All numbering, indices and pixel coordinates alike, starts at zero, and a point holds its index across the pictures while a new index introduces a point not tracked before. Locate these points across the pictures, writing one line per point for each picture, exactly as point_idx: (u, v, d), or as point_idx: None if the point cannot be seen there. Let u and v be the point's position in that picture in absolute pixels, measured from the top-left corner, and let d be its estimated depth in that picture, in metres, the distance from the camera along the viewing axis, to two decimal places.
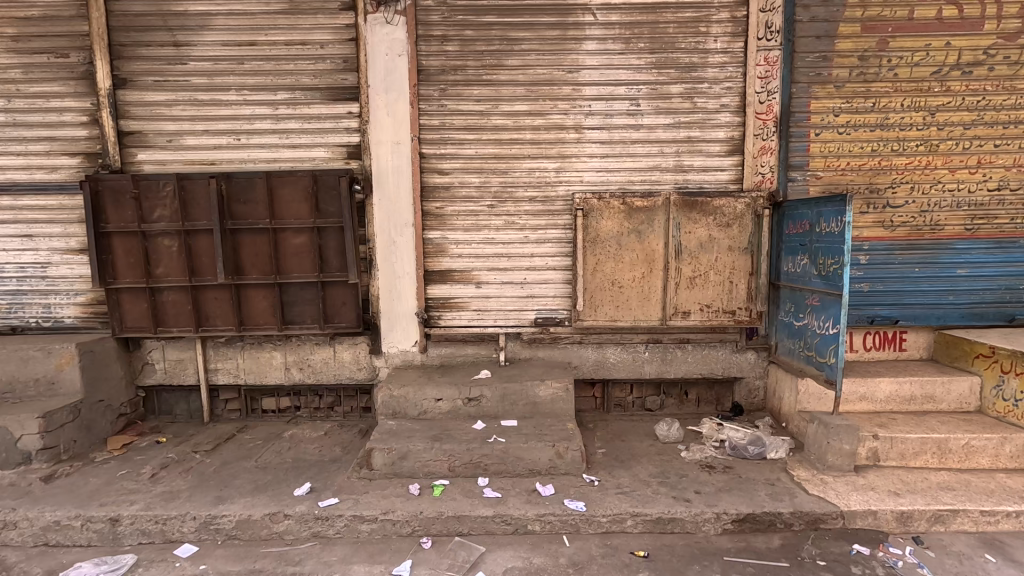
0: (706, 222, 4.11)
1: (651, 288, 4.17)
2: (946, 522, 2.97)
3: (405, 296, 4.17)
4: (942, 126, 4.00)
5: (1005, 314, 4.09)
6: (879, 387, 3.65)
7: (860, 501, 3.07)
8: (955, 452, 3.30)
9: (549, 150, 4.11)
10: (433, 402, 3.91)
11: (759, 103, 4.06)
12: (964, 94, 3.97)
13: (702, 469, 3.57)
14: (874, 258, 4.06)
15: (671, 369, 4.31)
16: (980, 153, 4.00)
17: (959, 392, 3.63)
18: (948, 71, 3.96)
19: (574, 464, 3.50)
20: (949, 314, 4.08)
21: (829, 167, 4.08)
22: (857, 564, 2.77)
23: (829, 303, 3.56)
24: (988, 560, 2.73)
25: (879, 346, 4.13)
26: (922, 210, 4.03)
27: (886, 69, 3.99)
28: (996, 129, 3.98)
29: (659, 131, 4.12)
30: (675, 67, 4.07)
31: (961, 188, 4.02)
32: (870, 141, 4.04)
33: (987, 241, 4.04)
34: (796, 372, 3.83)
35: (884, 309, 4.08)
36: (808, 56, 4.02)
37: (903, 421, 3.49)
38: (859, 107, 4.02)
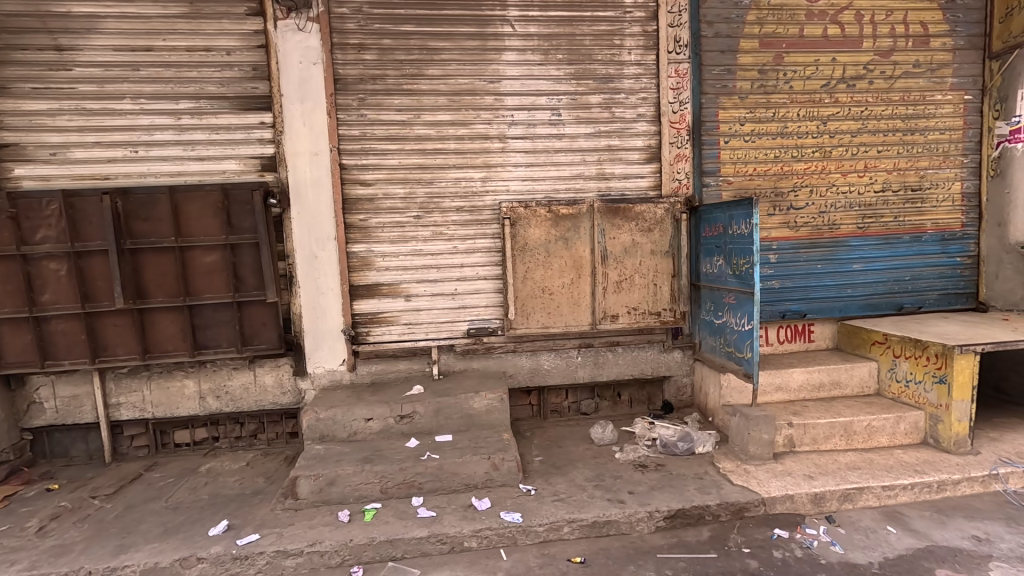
0: (629, 227, 4.17)
1: (580, 293, 4.17)
2: (854, 500, 3.17)
3: (331, 311, 4.04)
4: (833, 134, 4.36)
5: (895, 303, 4.54)
6: (792, 377, 4.01)
7: (779, 487, 3.19)
8: (859, 433, 3.65)
9: (475, 159, 4.06)
10: (362, 422, 3.65)
11: (673, 113, 4.18)
12: (850, 105, 4.35)
13: (635, 469, 3.53)
14: (782, 257, 4.37)
15: (603, 372, 4.33)
16: (867, 158, 4.41)
17: (860, 377, 4.07)
18: (836, 84, 4.32)
19: (510, 475, 3.33)
20: (849, 305, 4.49)
21: (739, 172, 4.29)
22: (778, 547, 2.82)
23: (743, 301, 3.66)
24: (890, 531, 2.93)
25: (790, 339, 4.49)
26: (820, 212, 4.39)
27: (783, 81, 4.28)
28: (879, 137, 4.40)
29: (581, 140, 4.14)
30: (593, 78, 4.11)
31: (851, 190, 4.41)
32: (773, 148, 4.31)
33: (876, 238, 4.47)
34: (719, 367, 4.02)
35: (792, 303, 4.41)
36: (714, 69, 4.20)
37: (815, 408, 3.85)
38: (761, 117, 4.28)
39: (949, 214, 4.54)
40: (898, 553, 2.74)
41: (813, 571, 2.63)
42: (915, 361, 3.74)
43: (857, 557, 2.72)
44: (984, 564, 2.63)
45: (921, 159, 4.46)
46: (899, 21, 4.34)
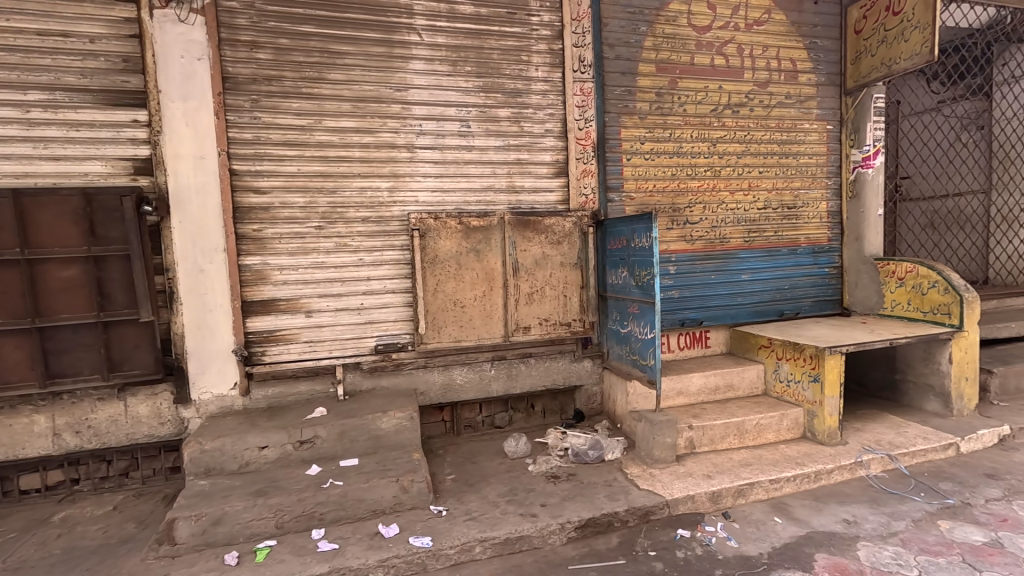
0: (539, 240, 4.22)
1: (492, 305, 4.14)
2: (746, 495, 3.40)
3: (219, 330, 3.67)
4: (722, 155, 4.73)
5: (777, 309, 5.00)
6: (692, 381, 4.25)
7: (681, 488, 3.35)
8: (750, 431, 3.95)
9: (381, 168, 3.91)
10: (256, 451, 3.33)
11: (579, 129, 4.32)
12: (735, 129, 4.76)
13: (548, 481, 3.53)
14: (681, 268, 4.65)
15: (517, 384, 4.32)
16: (750, 178, 4.84)
17: (750, 379, 4.42)
18: (722, 109, 4.71)
19: (420, 497, 3.18)
20: (739, 312, 4.87)
21: (640, 188, 4.52)
22: (681, 547, 2.94)
23: (646, 310, 3.83)
24: (777, 522, 3.17)
25: (688, 346, 4.78)
26: (712, 226, 4.74)
27: (677, 105, 4.58)
28: (760, 159, 4.86)
29: (490, 153, 4.14)
30: (501, 92, 4.14)
31: (739, 207, 4.81)
32: (671, 166, 4.59)
33: (760, 250, 4.91)
34: (626, 374, 4.17)
35: (691, 312, 4.70)
36: (616, 90, 4.41)
37: (711, 410, 4.11)
38: (659, 136, 4.55)
39: (818, 229, 5.10)
40: (783, 542, 2.96)
41: (712, 567, 2.75)
42: (794, 362, 4.13)
43: (749, 549, 2.90)
44: (853, 545, 2.91)
45: (794, 181, 4.98)
46: (773, 57, 4.84)
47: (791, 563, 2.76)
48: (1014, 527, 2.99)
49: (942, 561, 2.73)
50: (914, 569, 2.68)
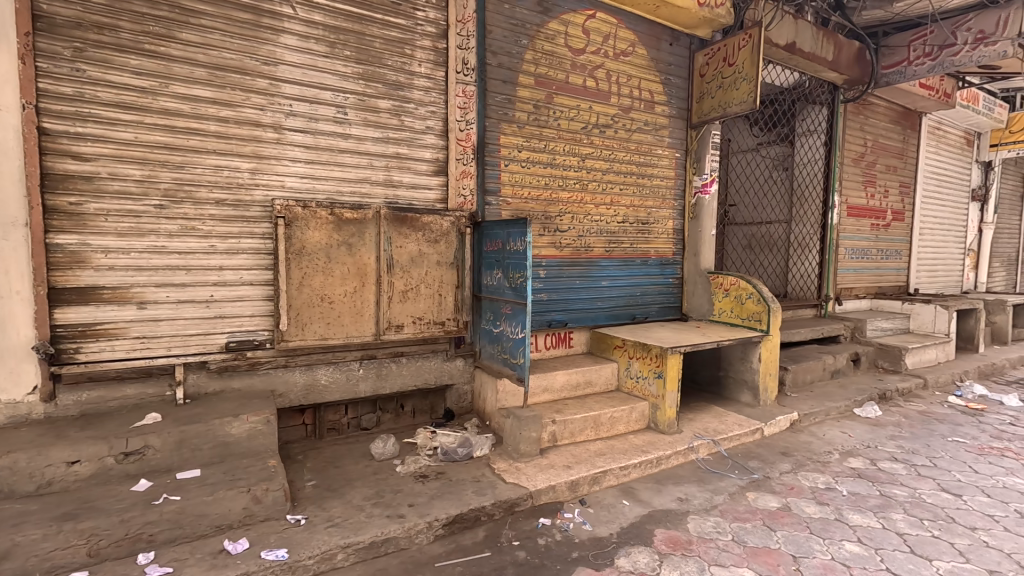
0: (416, 237, 4.17)
1: (363, 303, 3.97)
2: (600, 482, 3.72)
3: (14, 323, 3.01)
4: (590, 171, 5.13)
5: (630, 314, 5.57)
6: (556, 379, 4.53)
7: (544, 479, 3.55)
8: (604, 423, 4.33)
9: (242, 147, 3.53)
10: (64, 467, 2.79)
11: (459, 131, 4.35)
12: (602, 148, 5.19)
13: (416, 481, 3.49)
14: (550, 273, 4.93)
15: (386, 384, 4.20)
16: (612, 194, 5.31)
17: (606, 376, 4.84)
18: (591, 128, 5.11)
19: (276, 507, 2.92)
20: (599, 316, 5.32)
21: (516, 194, 4.70)
22: (542, 534, 3.12)
23: (517, 311, 3.99)
24: (624, 504, 3.52)
25: (553, 345, 5.07)
26: (579, 234, 5.10)
27: (552, 118, 4.86)
28: (621, 177, 5.36)
29: (368, 144, 3.97)
30: (382, 83, 4.01)
31: (602, 220, 5.25)
32: (544, 176, 4.85)
33: (618, 260, 5.42)
34: (496, 373, 4.30)
35: (557, 314, 5.01)
36: (497, 96, 4.55)
37: (572, 405, 4.42)
38: (535, 146, 4.78)
39: (665, 244, 5.78)
40: (629, 521, 3.30)
41: (569, 550, 2.96)
42: (643, 361, 4.63)
43: (601, 531, 3.18)
44: (685, 519, 3.35)
45: (648, 200, 5.59)
46: (635, 87, 5.38)
47: (636, 540, 3.08)
48: (798, 493, 3.70)
49: (749, 526, 3.28)
50: (729, 535, 3.17)
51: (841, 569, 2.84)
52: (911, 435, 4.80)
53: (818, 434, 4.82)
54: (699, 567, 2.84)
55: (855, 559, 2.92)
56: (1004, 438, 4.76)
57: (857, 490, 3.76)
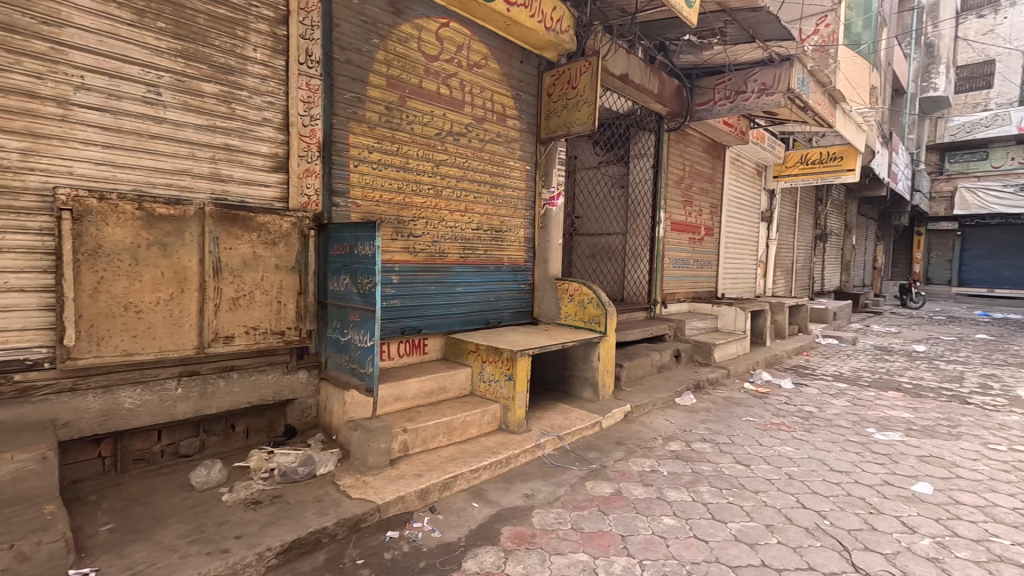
0: (250, 238, 3.77)
1: (182, 312, 3.47)
2: (451, 487, 3.73)
3: None
4: (445, 177, 5.15)
5: (485, 318, 5.71)
6: (409, 387, 4.44)
7: (393, 491, 3.44)
8: (457, 428, 4.37)
9: (10, 121, 2.86)
10: None
11: (302, 125, 4.06)
12: (456, 156, 5.25)
13: (246, 509, 3.14)
14: (403, 279, 4.83)
15: (212, 404, 3.72)
16: (466, 202, 5.39)
17: (459, 381, 4.89)
18: (445, 135, 5.14)
19: (53, 562, 2.39)
20: (454, 321, 5.36)
21: (366, 197, 4.53)
22: (389, 548, 3.02)
23: (365, 318, 3.83)
24: (474, 506, 3.57)
25: (407, 352, 4.97)
26: (433, 240, 5.09)
27: (405, 122, 4.79)
28: (475, 185, 5.47)
29: (189, 130, 3.49)
30: (207, 64, 3.56)
31: (456, 226, 5.30)
32: (397, 179, 4.75)
33: (473, 266, 5.52)
34: (344, 384, 4.07)
35: (410, 320, 4.93)
36: (345, 94, 4.34)
37: (425, 412, 4.37)
38: (387, 149, 4.66)
39: (517, 252, 6.05)
40: (478, 523, 3.35)
41: (416, 560, 2.91)
42: (494, 364, 4.77)
43: (450, 536, 3.19)
44: (530, 513, 3.51)
45: (501, 209, 5.79)
46: (488, 99, 5.54)
47: (483, 541, 3.15)
48: (628, 478, 4.12)
49: (586, 513, 3.56)
50: (568, 524, 3.40)
51: (659, 541, 3.22)
52: (716, 418, 5.66)
53: (647, 422, 5.43)
54: (541, 558, 2.99)
55: (670, 531, 3.34)
56: (780, 414, 5.86)
57: (675, 469, 4.31)
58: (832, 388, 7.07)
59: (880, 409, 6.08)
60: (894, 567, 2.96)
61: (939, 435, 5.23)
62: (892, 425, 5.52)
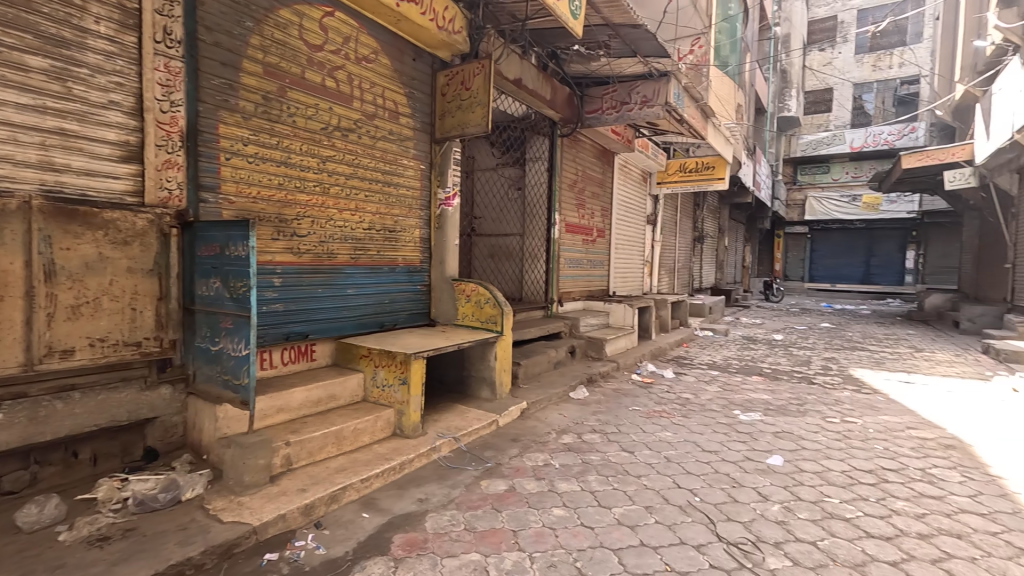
0: (94, 238, 3.31)
1: (2, 324, 2.95)
2: (339, 499, 3.55)
3: None
4: (332, 174, 4.89)
5: (379, 321, 5.53)
6: (293, 397, 4.16)
7: (272, 510, 3.19)
8: (347, 437, 4.17)
9: None
10: None
11: (160, 112, 3.64)
12: (345, 152, 5.01)
13: (89, 547, 2.74)
14: (286, 281, 4.52)
15: (47, 430, 3.16)
16: (357, 200, 5.17)
17: (350, 388, 4.68)
18: (332, 130, 4.88)
19: None
20: (345, 324, 5.13)
21: (241, 193, 4.16)
22: (266, 572, 2.80)
23: (240, 325, 3.52)
24: (364, 517, 3.44)
25: (293, 359, 4.68)
26: (321, 240, 4.82)
27: (286, 114, 4.47)
28: (365, 183, 5.27)
29: (9, 110, 2.97)
30: (32, 34, 3.04)
31: (346, 226, 5.06)
32: (277, 175, 4.42)
33: (364, 267, 5.31)
34: (215, 398, 3.70)
35: (295, 325, 4.62)
36: (213, 79, 3.95)
37: (311, 423, 4.12)
38: (265, 142, 4.32)
39: (413, 252, 5.93)
40: (367, 534, 3.23)
41: None
42: (388, 368, 4.63)
43: (336, 551, 3.03)
44: (423, 518, 3.45)
45: (394, 208, 5.64)
46: (378, 95, 5.37)
47: (372, 552, 3.04)
48: (522, 473, 4.22)
49: (479, 512, 3.57)
50: (462, 525, 3.39)
51: (549, 533, 3.33)
52: (606, 409, 6.00)
53: (542, 418, 5.59)
54: (432, 563, 2.95)
55: (560, 521, 3.47)
56: (662, 402, 6.35)
57: (566, 461, 4.48)
58: (706, 376, 7.81)
59: (744, 393, 6.83)
60: (750, 533, 3.32)
61: (790, 413, 5.99)
62: (754, 406, 6.22)
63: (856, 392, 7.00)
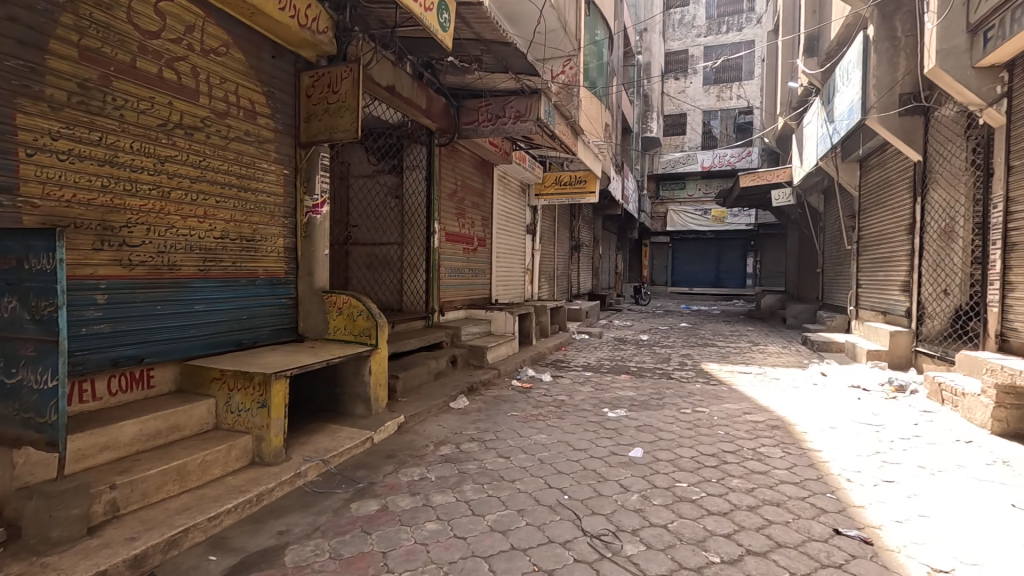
0: None
1: None
2: (180, 544, 3.15)
3: None
4: (172, 176, 4.35)
5: (234, 339, 5.02)
6: (122, 431, 3.61)
7: (89, 567, 2.72)
8: (192, 472, 3.71)
9: None
10: None
11: None
12: (189, 152, 4.49)
13: None
14: (113, 298, 3.92)
15: None
16: (205, 206, 4.66)
17: (198, 416, 4.20)
18: (172, 127, 4.35)
19: None
20: (192, 345, 4.59)
21: (49, 195, 3.54)
22: None
23: (44, 352, 2.96)
24: (211, 560, 3.08)
25: (126, 388, 4.08)
26: (159, 251, 4.26)
27: (111, 106, 3.89)
28: (216, 188, 4.77)
29: None
30: None
31: (192, 235, 4.54)
32: (99, 176, 3.83)
33: (216, 280, 4.80)
34: (13, 441, 3.08)
35: (127, 348, 4.03)
36: (7, 60, 3.31)
37: (146, 460, 3.60)
38: (81, 136, 3.71)
39: (275, 263, 5.49)
40: None
41: None
42: (244, 391, 4.22)
43: None
44: (283, 552, 3.19)
45: (252, 215, 5.17)
46: (230, 92, 4.91)
47: None
48: (396, 490, 4.09)
49: (347, 537, 3.39)
50: (326, 553, 3.18)
51: (420, 549, 3.26)
52: (485, 417, 6.06)
53: (420, 431, 5.49)
54: None
55: (431, 536, 3.41)
56: (539, 406, 6.59)
57: (443, 473, 4.44)
58: (581, 377, 8.28)
59: (613, 391, 7.34)
60: (611, 524, 3.56)
61: (651, 407, 6.56)
62: (621, 403, 6.71)
63: (706, 383, 7.89)
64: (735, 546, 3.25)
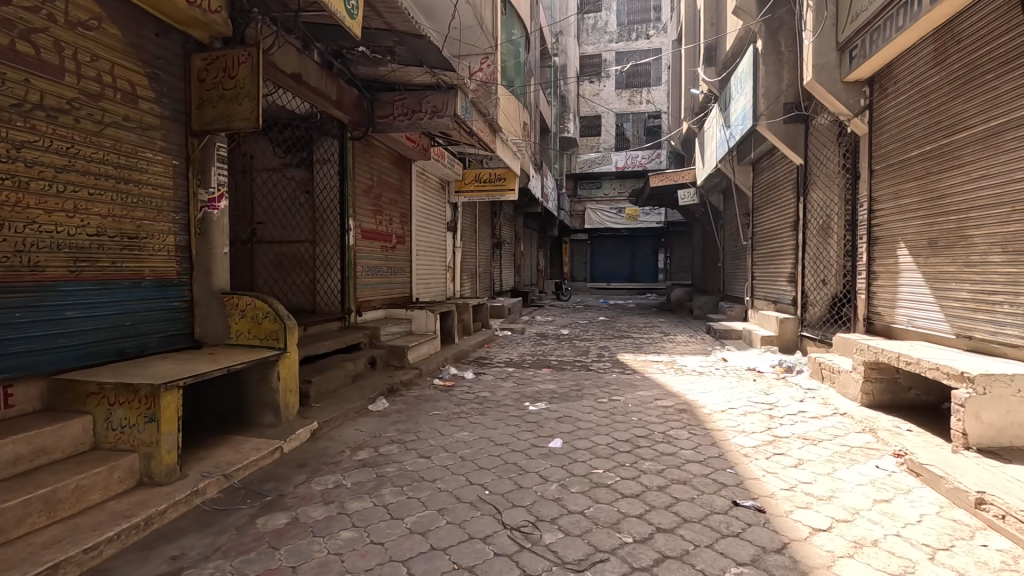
0: None
1: None
2: None
3: None
4: (31, 165, 3.80)
5: (116, 349, 4.50)
6: None
7: None
8: (64, 500, 3.27)
9: None
10: None
11: None
12: (52, 137, 3.95)
13: None
14: None
15: None
16: (74, 200, 4.12)
17: (71, 436, 3.71)
18: (30, 108, 3.79)
19: None
20: (63, 356, 4.05)
21: None
22: None
23: None
24: None
25: None
26: (16, 249, 3.70)
27: None
28: (88, 179, 4.23)
29: None
30: None
31: (59, 231, 3.99)
32: None
33: (92, 283, 4.27)
34: None
35: None
36: None
37: (4, 490, 3.12)
38: None
39: (165, 263, 4.98)
40: None
41: None
42: (128, 406, 3.79)
43: None
44: None
45: (135, 210, 4.65)
46: (104, 71, 4.38)
47: None
48: (309, 501, 3.87)
49: (252, 555, 3.15)
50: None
51: (334, 559, 3.10)
52: (406, 418, 5.92)
53: (335, 437, 5.24)
54: None
55: (346, 545, 3.26)
56: (461, 404, 6.55)
57: (359, 479, 4.27)
58: (503, 373, 8.35)
59: (535, 385, 7.47)
60: (530, 515, 3.60)
61: (571, 398, 6.76)
62: (542, 397, 6.85)
63: (622, 373, 8.27)
64: (646, 525, 3.41)
